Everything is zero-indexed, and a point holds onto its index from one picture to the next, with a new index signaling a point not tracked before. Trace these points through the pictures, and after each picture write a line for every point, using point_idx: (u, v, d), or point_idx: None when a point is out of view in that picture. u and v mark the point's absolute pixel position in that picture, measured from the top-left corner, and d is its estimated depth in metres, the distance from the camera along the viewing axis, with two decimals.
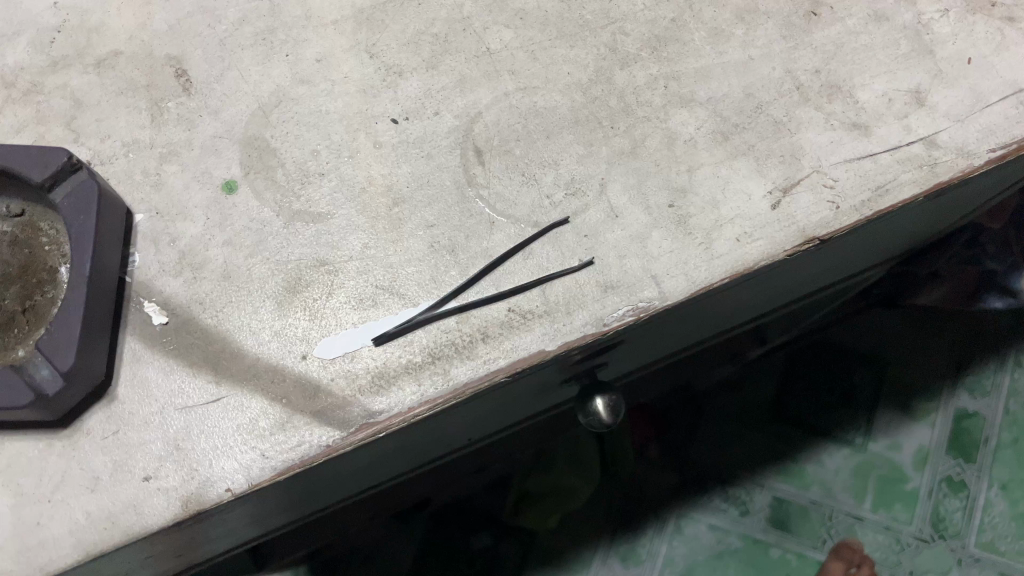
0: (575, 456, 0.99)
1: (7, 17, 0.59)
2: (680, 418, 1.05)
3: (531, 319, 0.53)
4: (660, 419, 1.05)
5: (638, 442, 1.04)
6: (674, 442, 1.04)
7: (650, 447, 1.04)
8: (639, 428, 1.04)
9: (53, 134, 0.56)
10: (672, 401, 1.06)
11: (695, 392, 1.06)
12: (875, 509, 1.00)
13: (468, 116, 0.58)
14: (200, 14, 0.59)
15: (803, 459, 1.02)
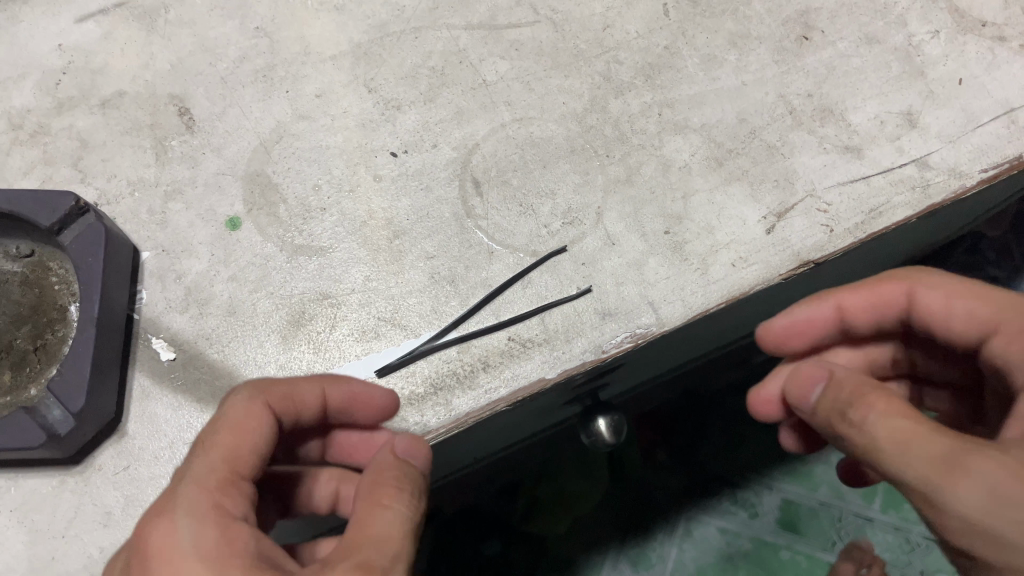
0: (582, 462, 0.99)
1: (12, 60, 0.60)
2: (689, 424, 1.02)
3: (530, 347, 0.54)
4: (666, 427, 1.03)
5: (645, 446, 1.02)
6: (683, 450, 1.01)
7: (658, 451, 1.01)
8: (645, 433, 1.02)
9: (61, 175, 0.58)
10: (679, 406, 1.04)
11: (702, 395, 1.04)
12: (885, 510, 0.98)
13: (466, 147, 0.59)
14: (202, 53, 0.60)
15: (813, 460, 1.00)
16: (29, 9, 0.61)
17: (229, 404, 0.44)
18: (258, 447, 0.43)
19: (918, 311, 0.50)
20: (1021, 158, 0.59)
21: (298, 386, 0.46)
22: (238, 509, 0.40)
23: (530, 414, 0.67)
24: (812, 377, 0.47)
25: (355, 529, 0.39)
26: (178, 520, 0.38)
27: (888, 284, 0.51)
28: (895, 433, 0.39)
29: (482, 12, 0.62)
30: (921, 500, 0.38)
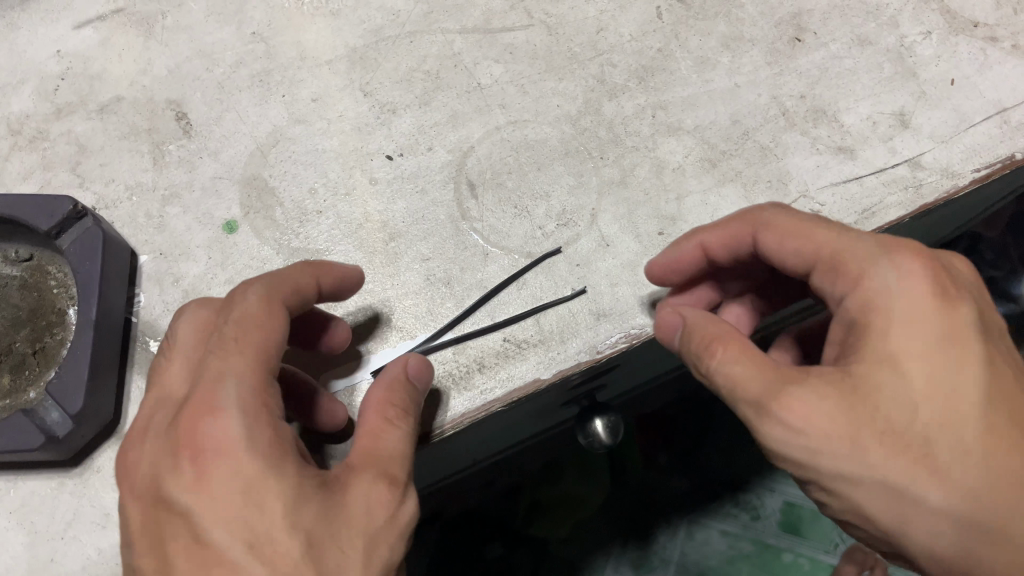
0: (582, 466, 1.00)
1: (11, 66, 0.61)
2: (690, 427, 1.01)
3: (525, 348, 0.54)
4: (668, 430, 1.01)
5: (647, 449, 1.01)
6: (685, 453, 1.00)
7: (660, 454, 1.00)
8: (646, 436, 1.01)
9: (59, 180, 0.58)
10: (681, 408, 1.02)
11: (705, 397, 1.02)
12: None
13: (461, 150, 0.59)
14: (198, 58, 0.61)
15: None
16: (27, 16, 0.62)
17: (247, 301, 0.42)
18: (277, 342, 0.42)
19: (764, 251, 0.47)
20: (1013, 158, 0.60)
21: (299, 282, 0.45)
22: (279, 408, 0.40)
23: (528, 415, 0.68)
24: (670, 328, 0.47)
25: (368, 442, 0.41)
26: (233, 417, 0.38)
27: (733, 229, 0.48)
28: (726, 378, 0.41)
29: (476, 16, 0.63)
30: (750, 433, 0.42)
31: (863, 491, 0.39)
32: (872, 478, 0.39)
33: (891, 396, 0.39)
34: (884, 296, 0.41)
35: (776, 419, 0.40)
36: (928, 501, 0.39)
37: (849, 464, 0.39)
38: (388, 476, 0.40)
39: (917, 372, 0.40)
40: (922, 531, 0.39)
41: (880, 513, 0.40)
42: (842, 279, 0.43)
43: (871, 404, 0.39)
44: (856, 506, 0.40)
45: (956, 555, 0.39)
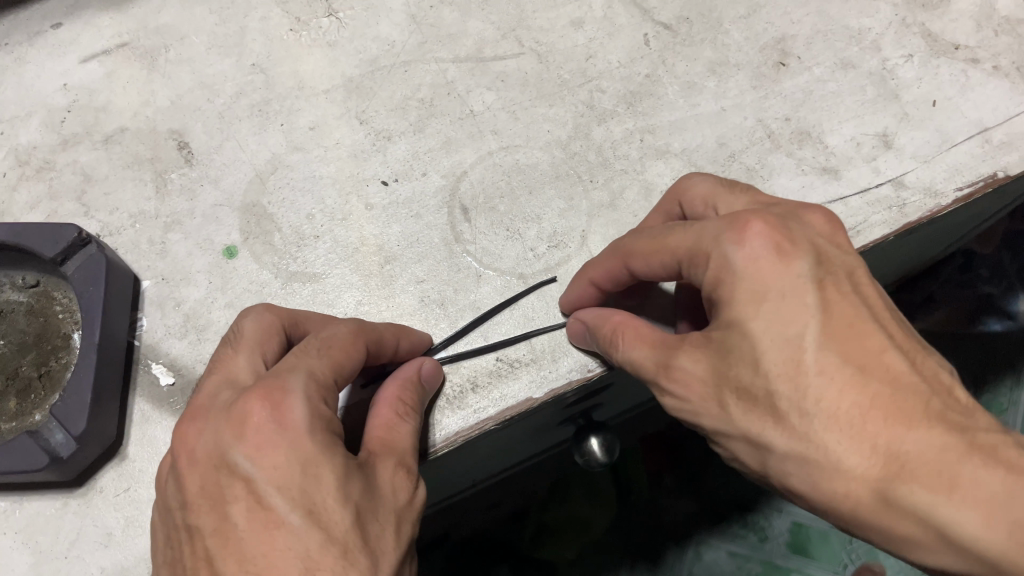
0: (591, 490, 1.00)
1: (19, 100, 0.63)
2: (693, 446, 1.01)
3: (518, 367, 0.55)
4: (674, 450, 1.01)
5: (652, 470, 1.01)
6: (693, 474, 1.00)
7: (665, 475, 1.00)
8: (652, 456, 1.02)
9: (65, 209, 0.60)
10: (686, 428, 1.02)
11: None
12: None
13: (454, 175, 0.61)
14: (200, 89, 0.63)
15: None
16: (35, 51, 0.64)
17: (334, 330, 0.47)
18: (353, 370, 0.46)
19: (640, 275, 0.49)
20: (995, 176, 0.61)
21: (382, 329, 0.50)
22: (334, 402, 0.44)
23: (526, 433, 0.69)
24: (579, 332, 0.53)
25: (383, 431, 0.45)
26: (301, 400, 0.41)
27: (609, 263, 0.50)
28: (632, 366, 0.47)
29: (468, 46, 0.64)
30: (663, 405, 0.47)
31: (734, 443, 0.43)
32: (734, 429, 0.43)
33: (734, 354, 0.42)
34: (725, 267, 0.43)
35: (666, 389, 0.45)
36: (778, 446, 0.41)
37: (715, 420, 0.43)
38: (405, 465, 0.44)
39: (754, 327, 0.41)
40: (784, 474, 0.41)
41: (753, 462, 0.43)
42: (696, 259, 0.44)
43: (721, 363, 0.42)
44: (737, 457, 0.44)
45: (816, 498, 0.41)
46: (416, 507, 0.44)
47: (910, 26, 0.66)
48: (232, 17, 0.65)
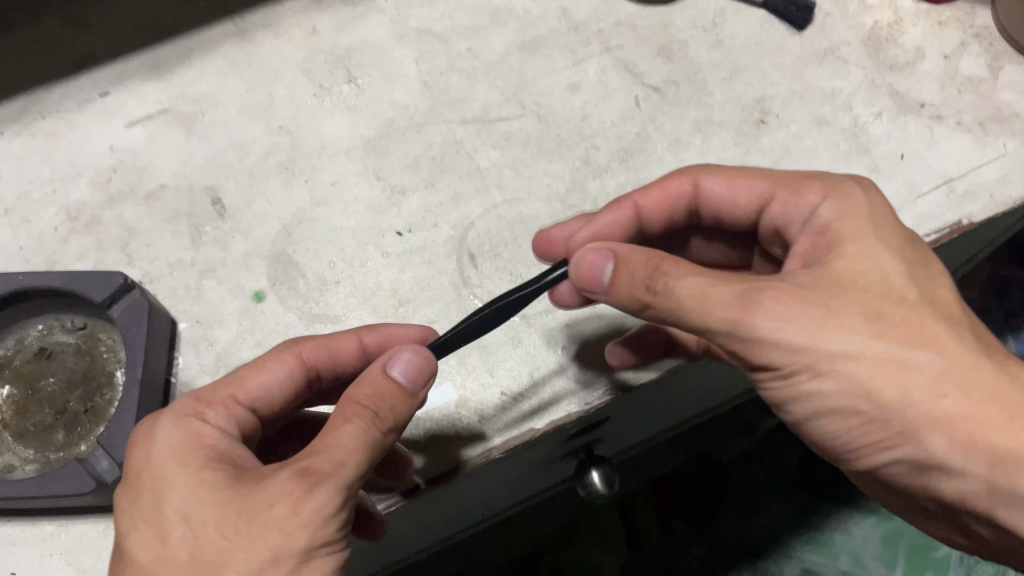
0: (602, 535, 1.00)
1: (70, 161, 0.70)
2: (703, 490, 1.05)
3: (521, 400, 0.61)
4: (682, 497, 1.06)
5: (662, 516, 1.05)
6: (701, 522, 1.03)
7: (675, 523, 1.04)
8: (663, 503, 1.06)
9: (110, 258, 0.66)
10: (694, 475, 1.07)
11: (717, 462, 1.06)
12: None
13: (462, 226, 0.67)
14: (232, 150, 0.70)
15: (830, 528, 0.99)
16: (85, 116, 0.71)
17: (269, 351, 0.53)
18: (264, 384, 0.51)
19: (708, 194, 0.58)
20: (960, 223, 0.66)
21: (333, 341, 0.55)
22: (227, 417, 0.48)
23: (530, 466, 0.73)
24: (598, 266, 0.49)
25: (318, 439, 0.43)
26: (169, 418, 0.46)
27: (671, 184, 0.59)
28: (685, 292, 0.45)
29: (475, 109, 0.71)
30: (734, 340, 0.45)
31: (861, 366, 0.44)
32: (871, 349, 0.44)
33: (868, 277, 0.47)
34: (848, 200, 0.51)
35: (771, 309, 0.44)
36: (926, 365, 0.44)
37: (841, 341, 0.44)
38: (300, 474, 0.41)
39: (886, 256, 0.48)
40: (925, 395, 0.44)
41: (877, 383, 0.45)
42: (808, 198, 0.52)
43: (849, 291, 0.46)
44: (849, 379, 0.45)
45: (959, 416, 0.44)
46: (306, 518, 0.40)
47: (879, 87, 0.72)
48: (262, 85, 0.72)
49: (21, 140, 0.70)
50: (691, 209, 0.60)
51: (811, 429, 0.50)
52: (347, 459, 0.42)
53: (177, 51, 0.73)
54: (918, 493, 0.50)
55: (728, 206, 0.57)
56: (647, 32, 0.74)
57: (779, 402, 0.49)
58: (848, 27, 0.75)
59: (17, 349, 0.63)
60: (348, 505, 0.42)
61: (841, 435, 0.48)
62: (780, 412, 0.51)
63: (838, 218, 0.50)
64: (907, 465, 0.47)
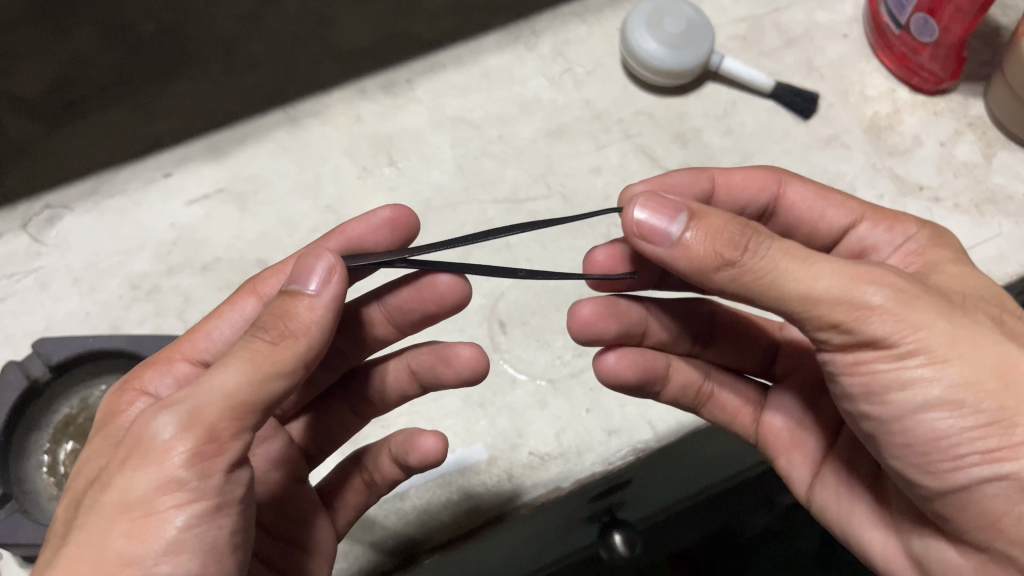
0: None
1: (135, 236, 0.76)
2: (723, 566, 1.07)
3: (548, 460, 0.65)
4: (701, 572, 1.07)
5: None
6: None
7: None
8: None
9: (168, 324, 0.71)
10: (715, 551, 1.08)
11: (737, 540, 1.07)
12: None
13: (493, 295, 0.72)
14: (283, 226, 0.76)
15: None
16: (149, 195, 0.78)
17: (229, 299, 0.58)
18: (205, 331, 0.56)
19: (787, 200, 0.62)
20: None
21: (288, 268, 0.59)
22: (167, 376, 0.53)
23: (554, 529, 0.75)
24: (658, 223, 0.47)
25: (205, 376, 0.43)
26: (116, 386, 0.53)
27: (762, 180, 0.63)
28: (782, 250, 0.45)
29: (506, 190, 0.77)
30: (842, 307, 0.44)
31: (988, 356, 0.44)
32: (995, 343, 0.44)
33: (966, 291, 0.49)
34: (940, 234, 0.56)
35: (887, 281, 0.45)
36: None
37: (970, 328, 0.45)
38: (154, 408, 0.42)
39: (980, 277, 0.51)
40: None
41: (992, 379, 0.43)
42: (898, 229, 0.57)
43: (962, 296, 0.48)
44: (961, 367, 0.44)
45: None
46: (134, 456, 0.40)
47: (880, 171, 0.78)
48: (310, 166, 0.79)
49: (90, 216, 0.77)
50: (766, 208, 0.64)
51: (905, 431, 0.46)
52: (204, 382, 0.42)
53: (234, 136, 0.80)
54: (1012, 539, 0.44)
55: (815, 216, 0.62)
56: (663, 120, 0.81)
57: (877, 391, 0.46)
58: (850, 117, 0.81)
59: (81, 407, 0.67)
60: (198, 429, 0.41)
61: (943, 439, 0.44)
62: (870, 404, 0.47)
63: (933, 245, 0.54)
64: (1013, 488, 0.43)
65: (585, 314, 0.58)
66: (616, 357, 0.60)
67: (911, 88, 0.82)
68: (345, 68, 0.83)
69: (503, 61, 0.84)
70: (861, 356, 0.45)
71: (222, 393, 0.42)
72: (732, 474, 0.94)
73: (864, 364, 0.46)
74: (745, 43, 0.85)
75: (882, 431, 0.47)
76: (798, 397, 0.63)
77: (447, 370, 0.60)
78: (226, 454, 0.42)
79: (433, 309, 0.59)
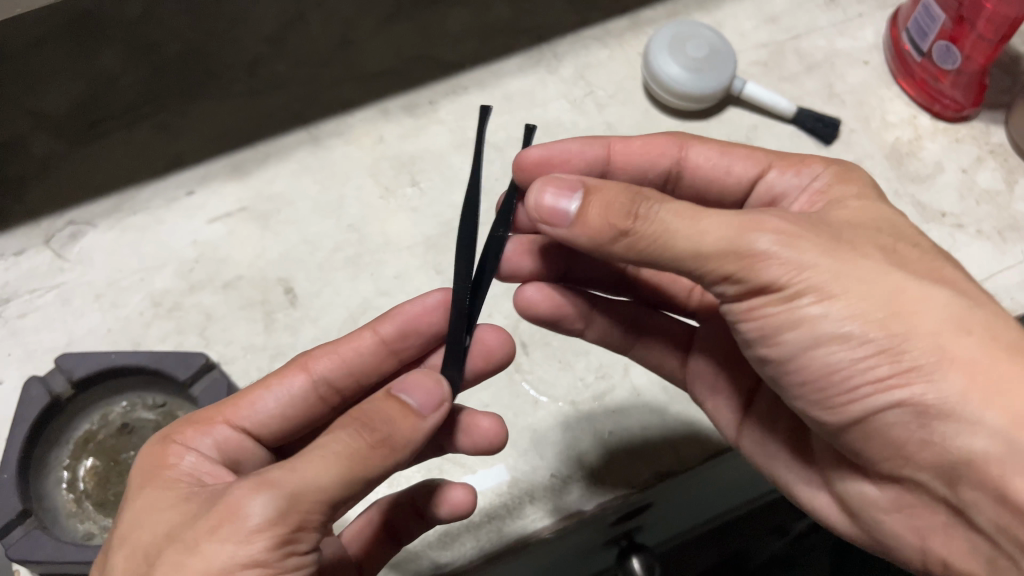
0: None
1: (157, 252, 0.76)
2: None
3: (569, 482, 0.64)
4: None
5: None
6: None
7: None
8: None
9: (189, 341, 0.71)
10: None
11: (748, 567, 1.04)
12: None
13: (514, 317, 0.72)
14: (304, 244, 0.76)
15: None
16: (172, 213, 0.78)
17: (278, 370, 0.57)
18: (260, 404, 0.55)
19: (686, 162, 0.62)
20: None
21: (346, 348, 0.59)
22: (207, 438, 0.52)
23: (573, 553, 0.74)
24: (557, 203, 0.48)
25: (302, 459, 0.43)
26: (154, 440, 0.51)
27: (660, 143, 0.62)
28: (676, 213, 0.45)
29: None
30: (731, 258, 0.45)
31: (875, 288, 0.44)
32: (883, 275, 0.45)
33: (868, 224, 0.49)
34: (850, 171, 0.55)
35: (774, 224, 0.45)
36: (937, 300, 0.44)
37: (857, 261, 0.45)
38: (249, 482, 0.42)
39: (882, 208, 0.51)
40: (941, 327, 0.43)
41: (876, 311, 0.44)
42: (804, 169, 0.56)
43: (857, 229, 0.48)
44: (853, 302, 0.44)
45: (977, 357, 0.42)
46: (226, 530, 0.41)
47: (902, 197, 0.78)
48: (332, 186, 0.79)
49: (113, 233, 0.77)
50: (669, 172, 0.63)
51: (804, 367, 0.47)
52: (299, 468, 0.42)
53: (257, 155, 0.81)
54: (920, 463, 0.45)
55: (721, 172, 0.61)
56: None
57: (771, 332, 0.47)
58: (872, 142, 0.81)
59: (101, 424, 0.67)
60: (290, 519, 0.41)
61: (838, 373, 0.45)
62: (767, 347, 0.49)
63: (839, 181, 0.54)
64: (908, 413, 0.44)
65: (507, 250, 0.64)
66: (535, 290, 0.63)
67: (932, 114, 0.82)
68: (369, 89, 0.84)
69: (525, 83, 0.84)
70: (755, 302, 0.47)
71: (315, 488, 0.42)
72: (750, 499, 0.93)
73: (758, 310, 0.47)
74: (766, 69, 0.85)
75: (781, 372, 0.49)
76: (712, 356, 0.64)
77: (465, 439, 0.59)
78: (304, 542, 0.43)
79: (477, 367, 0.61)
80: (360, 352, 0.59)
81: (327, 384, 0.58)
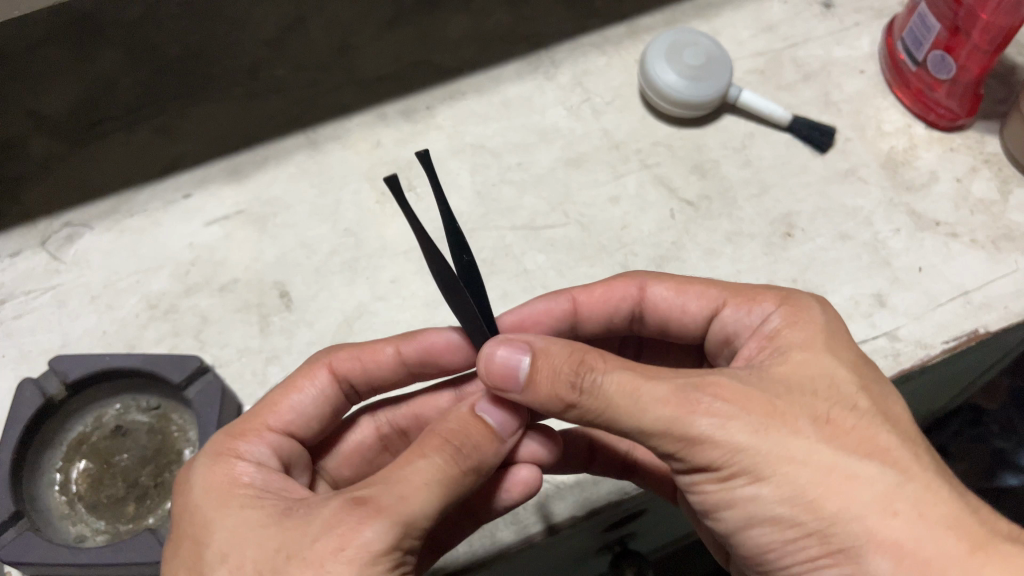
0: None
1: (153, 254, 0.76)
2: None
3: (562, 488, 0.64)
4: None
5: None
6: None
7: None
8: None
9: (184, 343, 0.71)
10: None
11: None
12: None
13: None
14: (301, 248, 0.76)
15: None
16: (168, 215, 0.78)
17: (303, 368, 0.56)
18: (300, 404, 0.55)
19: (650, 301, 0.59)
20: (977, 331, 0.70)
21: (370, 355, 0.58)
22: (263, 445, 0.51)
23: (566, 558, 0.75)
24: (510, 365, 0.46)
25: (413, 483, 0.42)
26: (207, 457, 0.49)
27: (618, 286, 0.59)
28: (618, 387, 0.44)
29: (524, 217, 0.77)
30: (670, 438, 0.44)
31: (804, 471, 0.42)
32: (815, 454, 0.42)
33: (812, 385, 0.46)
34: (806, 310, 0.51)
35: (710, 403, 0.43)
36: (871, 479, 0.42)
37: (788, 441, 0.43)
38: (362, 504, 0.41)
39: (830, 361, 0.47)
40: (870, 510, 0.41)
41: (809, 495, 0.42)
42: (753, 307, 0.53)
43: (794, 392, 0.45)
44: (788, 485, 0.42)
45: (906, 542, 0.40)
46: (352, 552, 0.40)
47: (898, 206, 0.78)
48: (330, 190, 0.79)
49: (109, 235, 0.77)
50: (633, 313, 0.60)
51: (742, 542, 0.46)
52: (410, 496, 0.42)
53: (255, 158, 0.81)
54: None
55: (679, 311, 0.58)
56: (681, 151, 0.81)
57: (711, 508, 0.46)
58: (867, 152, 0.81)
59: (95, 426, 0.67)
60: (404, 541, 0.41)
61: (773, 552, 0.44)
62: (710, 520, 0.47)
63: (789, 324, 0.50)
64: None
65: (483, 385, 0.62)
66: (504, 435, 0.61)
67: (927, 124, 0.83)
68: (367, 94, 0.84)
69: (523, 89, 0.85)
70: (694, 479, 0.45)
71: (423, 517, 0.42)
72: None
73: (697, 486, 0.45)
74: (763, 77, 0.85)
75: (726, 541, 0.47)
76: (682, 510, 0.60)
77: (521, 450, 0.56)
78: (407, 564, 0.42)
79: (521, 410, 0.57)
80: (379, 365, 0.59)
81: (350, 385, 0.58)
